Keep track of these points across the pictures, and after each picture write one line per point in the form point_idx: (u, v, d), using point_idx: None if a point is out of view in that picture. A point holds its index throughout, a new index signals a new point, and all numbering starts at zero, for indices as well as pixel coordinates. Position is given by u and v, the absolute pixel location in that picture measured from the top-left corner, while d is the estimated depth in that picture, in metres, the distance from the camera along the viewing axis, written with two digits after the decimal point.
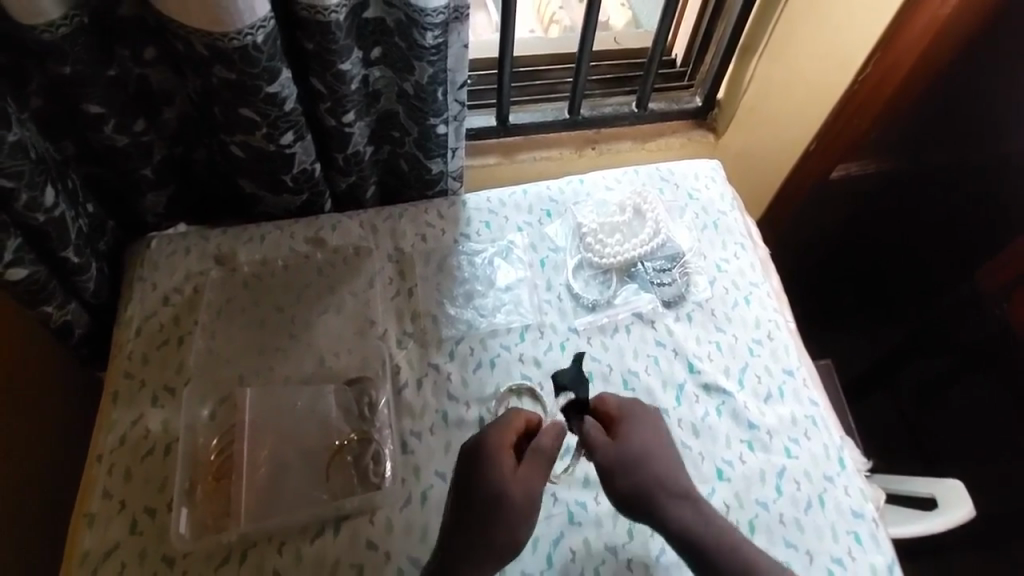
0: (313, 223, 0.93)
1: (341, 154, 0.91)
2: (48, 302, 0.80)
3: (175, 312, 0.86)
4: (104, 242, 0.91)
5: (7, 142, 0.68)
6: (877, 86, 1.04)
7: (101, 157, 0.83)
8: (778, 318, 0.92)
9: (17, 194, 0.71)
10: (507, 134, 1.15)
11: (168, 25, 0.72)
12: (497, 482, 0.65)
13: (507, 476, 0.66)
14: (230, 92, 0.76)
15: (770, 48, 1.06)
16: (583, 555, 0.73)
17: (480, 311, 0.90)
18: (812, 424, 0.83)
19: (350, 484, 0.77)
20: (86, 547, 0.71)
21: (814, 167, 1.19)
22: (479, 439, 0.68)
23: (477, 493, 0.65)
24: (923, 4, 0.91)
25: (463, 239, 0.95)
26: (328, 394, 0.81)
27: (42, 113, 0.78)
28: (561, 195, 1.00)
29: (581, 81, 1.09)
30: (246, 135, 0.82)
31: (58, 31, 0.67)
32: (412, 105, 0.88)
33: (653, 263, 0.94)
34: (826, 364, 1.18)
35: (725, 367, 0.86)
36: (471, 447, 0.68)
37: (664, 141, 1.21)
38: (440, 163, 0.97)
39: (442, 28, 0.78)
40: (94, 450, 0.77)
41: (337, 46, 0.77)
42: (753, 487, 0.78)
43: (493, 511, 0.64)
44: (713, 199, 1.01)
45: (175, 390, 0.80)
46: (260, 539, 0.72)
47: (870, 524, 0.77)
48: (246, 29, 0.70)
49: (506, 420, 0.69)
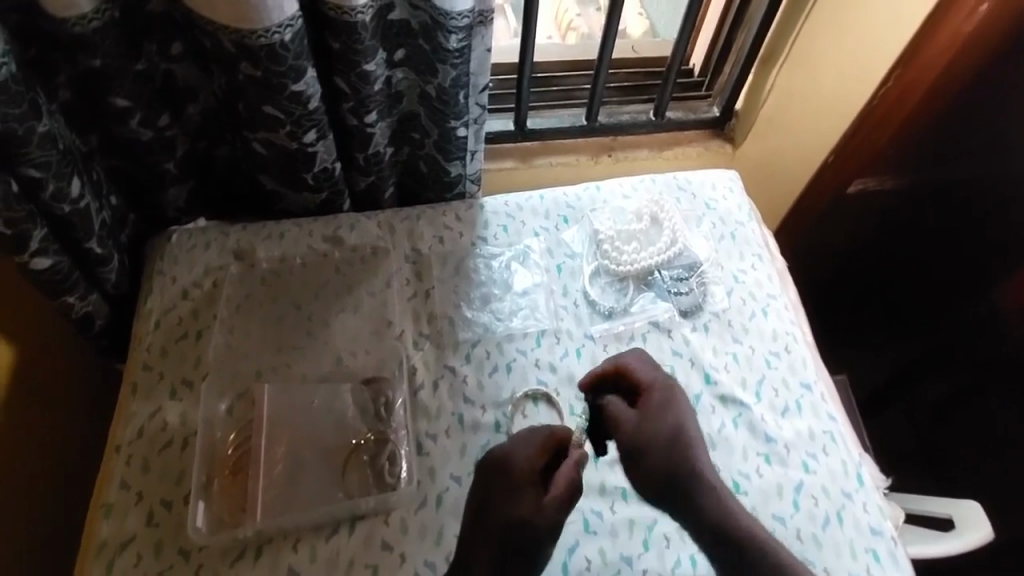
0: (332, 221, 0.93)
1: (361, 154, 0.92)
2: (71, 291, 0.80)
3: (194, 306, 0.86)
4: (125, 234, 0.91)
5: (38, 133, 0.68)
6: (898, 100, 1.04)
7: (127, 150, 0.84)
8: (796, 330, 0.92)
9: (45, 184, 0.71)
10: (524, 139, 1.16)
11: (197, 22, 0.72)
12: (524, 506, 0.65)
13: (533, 499, 0.65)
14: (256, 89, 0.77)
15: (791, 58, 1.10)
16: (598, 564, 0.73)
17: (497, 315, 0.90)
18: (830, 439, 0.83)
19: (366, 484, 0.77)
20: (103, 537, 0.71)
21: (834, 176, 1.18)
22: (500, 458, 0.68)
23: (498, 513, 0.65)
24: (950, 12, 0.91)
25: (481, 242, 0.96)
26: (344, 392, 0.82)
27: (70, 105, 0.78)
28: (579, 202, 1.01)
29: (599, 87, 1.10)
30: (269, 132, 0.83)
31: (90, 24, 0.69)
32: (433, 107, 0.89)
33: (671, 272, 0.95)
34: (841, 381, 1.17)
35: (742, 379, 0.87)
36: (495, 469, 0.67)
37: (680, 151, 1.21)
38: (459, 165, 0.97)
39: (467, 31, 0.79)
40: (112, 441, 0.77)
41: (363, 47, 0.77)
42: (770, 501, 0.78)
43: (524, 539, 0.63)
44: (731, 210, 1.01)
45: (192, 384, 0.81)
46: (276, 536, 0.72)
47: (889, 543, 0.77)
48: (274, 27, 0.70)
49: (530, 436, 0.69)
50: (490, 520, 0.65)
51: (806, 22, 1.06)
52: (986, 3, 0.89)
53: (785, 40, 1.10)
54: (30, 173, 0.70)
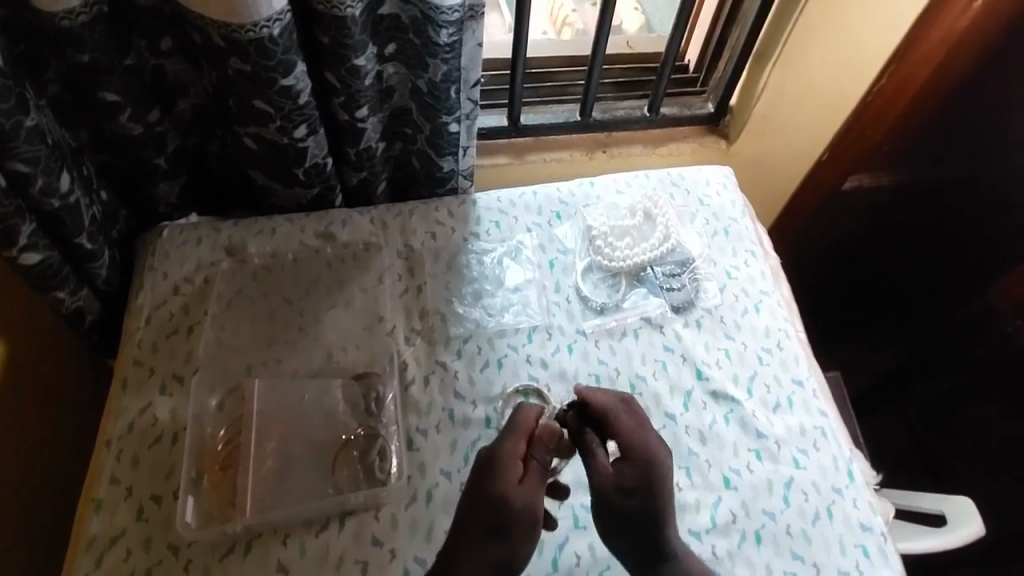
0: (324, 217, 0.93)
1: (353, 149, 0.91)
2: (61, 287, 0.80)
3: (185, 301, 0.86)
4: (117, 230, 0.91)
5: (25, 127, 0.68)
6: (891, 97, 1.05)
7: (117, 145, 0.84)
8: (789, 327, 0.92)
9: (32, 179, 0.71)
10: (518, 134, 1.15)
11: (185, 16, 0.72)
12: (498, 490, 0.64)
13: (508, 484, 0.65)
14: (244, 84, 0.77)
15: (784, 55, 1.07)
16: (587, 559, 0.73)
17: (488, 310, 0.90)
18: (821, 434, 0.83)
19: (355, 479, 0.77)
20: (93, 532, 0.71)
21: (827, 176, 1.20)
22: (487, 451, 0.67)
23: (484, 499, 0.65)
24: (945, 10, 0.92)
25: (473, 238, 0.96)
26: (335, 388, 0.82)
27: (59, 99, 0.78)
28: (572, 198, 1.00)
29: (593, 82, 1.09)
30: (259, 128, 0.82)
31: (78, 19, 0.68)
32: (425, 102, 0.89)
33: (663, 268, 0.95)
34: (835, 378, 1.17)
35: (733, 375, 0.87)
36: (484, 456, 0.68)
37: (676, 146, 1.21)
38: (451, 161, 0.97)
39: (457, 25, 0.78)
40: (102, 436, 0.77)
41: (353, 41, 0.77)
42: (760, 497, 0.78)
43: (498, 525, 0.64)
44: (724, 205, 1.01)
45: (183, 379, 0.81)
46: (265, 531, 0.72)
47: (879, 538, 0.77)
48: (262, 22, 0.70)
49: (513, 423, 0.69)
50: (472, 508, 0.65)
51: (801, 18, 1.02)
52: None
53: (778, 38, 1.06)
54: (18, 167, 0.70)
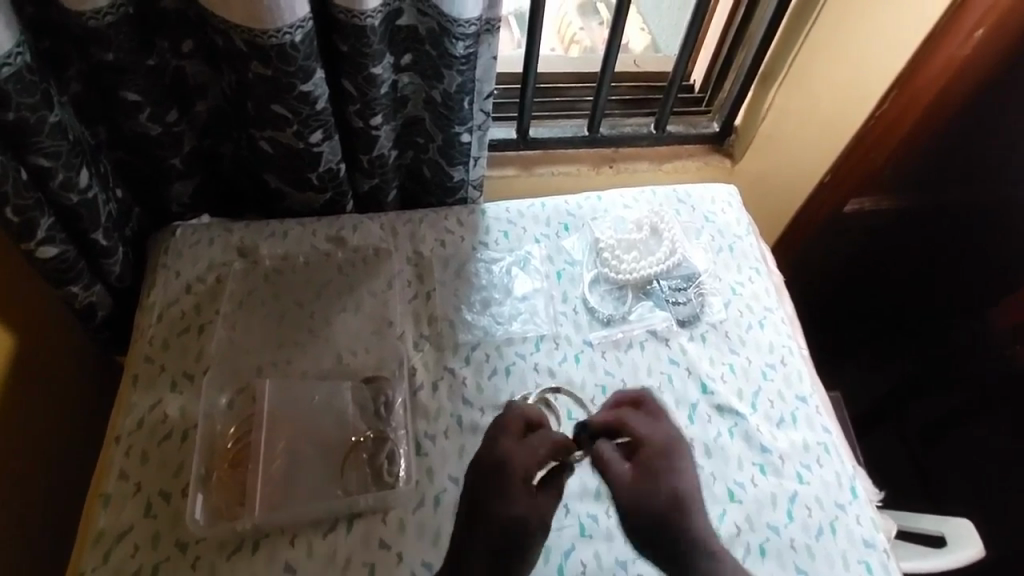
0: (335, 221, 0.94)
1: (366, 156, 0.92)
2: (74, 282, 0.80)
3: (197, 300, 0.87)
4: (129, 228, 0.92)
5: (49, 122, 0.69)
6: (894, 121, 1.06)
7: (134, 144, 0.84)
8: (792, 344, 0.93)
9: (53, 173, 0.72)
10: (526, 147, 1.17)
11: (210, 20, 0.74)
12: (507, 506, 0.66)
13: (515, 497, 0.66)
14: (265, 87, 0.78)
15: (788, 81, 1.10)
16: (594, 568, 0.74)
17: (496, 318, 0.91)
18: (824, 451, 0.84)
19: (364, 481, 0.77)
20: (101, 527, 0.71)
21: (828, 196, 1.20)
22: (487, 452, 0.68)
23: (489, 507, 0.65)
24: (938, 46, 0.95)
25: (482, 247, 0.97)
26: (345, 390, 0.82)
27: (80, 97, 0.79)
28: (579, 210, 1.02)
29: (601, 99, 1.11)
30: (276, 131, 0.83)
31: (105, 18, 0.70)
32: (439, 112, 0.90)
33: (669, 282, 0.96)
34: (835, 396, 1.18)
35: (738, 390, 0.88)
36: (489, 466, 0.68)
37: (681, 163, 1.23)
38: (461, 171, 0.98)
39: (474, 38, 0.80)
40: (113, 431, 0.77)
41: (371, 50, 0.78)
42: (764, 510, 0.79)
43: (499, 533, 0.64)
44: (730, 223, 1.03)
45: (193, 377, 0.81)
46: (273, 530, 0.72)
47: (881, 555, 0.78)
48: (286, 27, 0.71)
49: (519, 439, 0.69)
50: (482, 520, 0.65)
51: (802, 44, 1.06)
52: (982, 28, 0.92)
53: (784, 61, 1.09)
54: (38, 161, 0.71)
